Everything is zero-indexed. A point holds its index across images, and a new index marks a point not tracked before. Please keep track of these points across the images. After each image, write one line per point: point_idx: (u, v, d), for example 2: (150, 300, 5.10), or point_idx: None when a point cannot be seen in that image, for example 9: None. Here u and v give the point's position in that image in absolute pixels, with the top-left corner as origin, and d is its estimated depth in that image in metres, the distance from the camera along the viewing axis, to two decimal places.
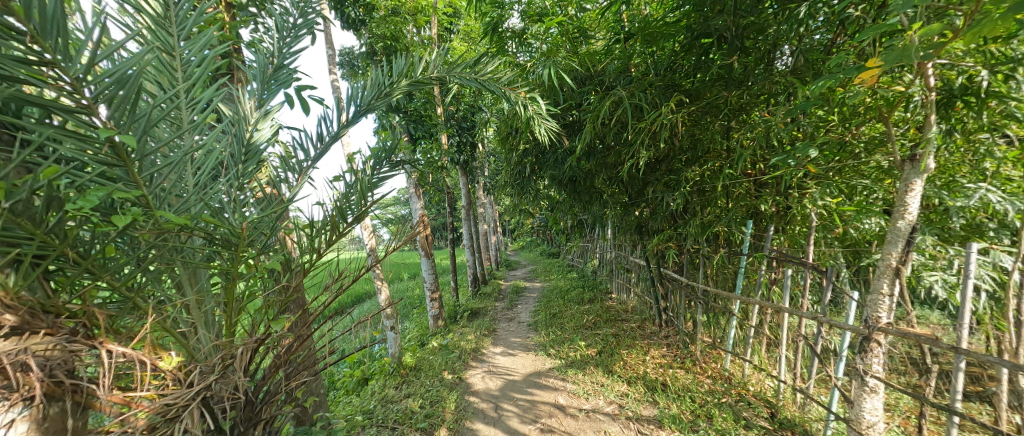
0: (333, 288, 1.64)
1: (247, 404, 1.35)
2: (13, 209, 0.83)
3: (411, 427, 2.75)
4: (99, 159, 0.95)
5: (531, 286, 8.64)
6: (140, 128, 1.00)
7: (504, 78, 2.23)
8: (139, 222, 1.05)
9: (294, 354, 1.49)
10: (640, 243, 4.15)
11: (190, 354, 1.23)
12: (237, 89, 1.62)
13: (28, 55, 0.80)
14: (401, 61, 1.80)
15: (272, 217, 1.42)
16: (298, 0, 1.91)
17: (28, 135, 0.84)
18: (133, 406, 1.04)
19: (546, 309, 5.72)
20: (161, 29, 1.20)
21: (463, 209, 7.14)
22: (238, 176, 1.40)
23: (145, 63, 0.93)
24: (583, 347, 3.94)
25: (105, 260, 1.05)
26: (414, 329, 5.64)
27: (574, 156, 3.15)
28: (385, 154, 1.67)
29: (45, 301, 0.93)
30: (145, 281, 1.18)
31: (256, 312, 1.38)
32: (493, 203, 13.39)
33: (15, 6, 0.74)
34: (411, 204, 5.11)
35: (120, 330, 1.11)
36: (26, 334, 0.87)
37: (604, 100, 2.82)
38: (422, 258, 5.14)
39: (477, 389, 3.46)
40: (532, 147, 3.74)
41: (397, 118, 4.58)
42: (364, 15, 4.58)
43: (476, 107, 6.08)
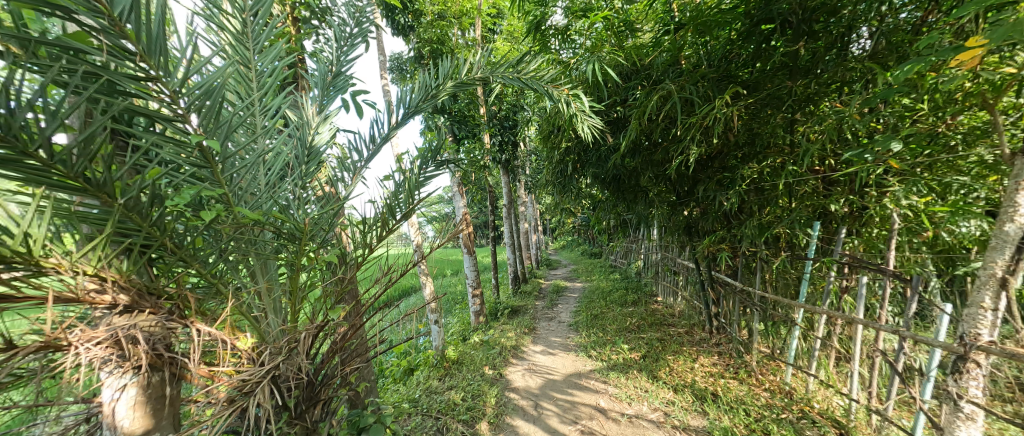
0: (383, 281, 1.73)
1: (309, 384, 1.48)
2: (126, 204, 0.98)
3: (453, 419, 2.83)
4: (191, 162, 1.10)
5: (572, 286, 8.52)
6: (224, 133, 1.13)
7: (547, 76, 2.22)
8: (222, 217, 1.18)
9: (348, 341, 1.60)
10: (689, 244, 3.94)
11: (262, 336, 1.36)
12: (301, 96, 1.76)
13: (137, 72, 0.92)
14: (447, 63, 1.86)
15: (330, 214, 1.53)
16: (353, 11, 2.04)
17: (138, 141, 0.98)
18: (215, 380, 1.17)
19: (588, 309, 5.62)
20: (240, 44, 1.34)
21: (504, 208, 7.21)
22: (302, 176, 1.53)
23: (229, 76, 1.06)
24: (626, 350, 3.83)
25: (195, 250, 1.20)
26: (456, 324, 5.80)
27: (618, 154, 3.06)
28: (430, 154, 1.74)
29: (149, 284, 1.08)
30: (226, 270, 1.32)
31: (316, 301, 1.50)
32: (534, 202, 13.39)
33: (129, 30, 0.87)
34: (454, 202, 5.24)
35: (206, 312, 1.25)
36: (135, 312, 1.01)
37: (652, 95, 2.71)
38: (465, 255, 5.26)
39: (517, 386, 3.49)
40: (574, 145, 3.69)
41: (442, 119, 4.72)
42: (413, 21, 4.79)
43: (518, 106, 6.12)
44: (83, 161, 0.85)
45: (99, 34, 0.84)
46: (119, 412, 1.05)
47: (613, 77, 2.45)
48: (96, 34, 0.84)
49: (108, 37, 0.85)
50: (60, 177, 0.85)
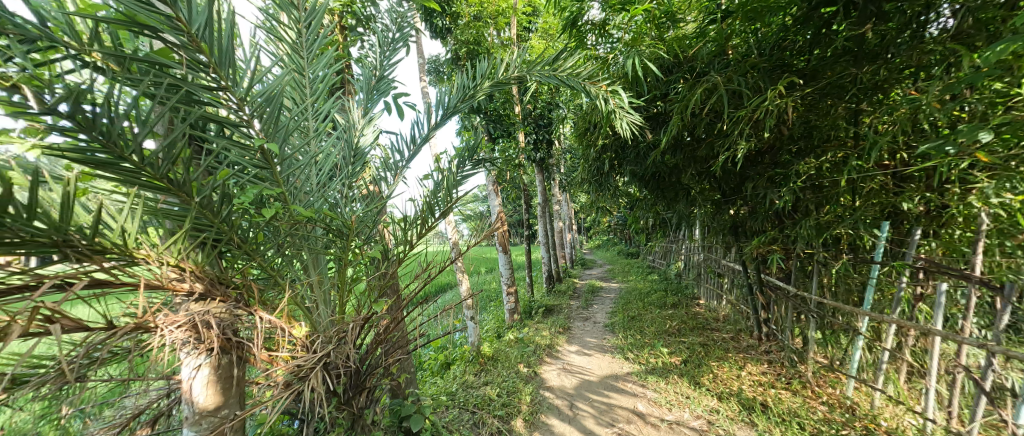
0: (422, 277, 1.80)
1: (356, 373, 1.56)
2: (201, 203, 1.09)
3: (489, 414, 2.88)
4: (254, 163, 1.20)
5: (608, 286, 8.34)
6: (282, 136, 1.23)
7: (585, 72, 2.18)
8: (280, 215, 1.28)
9: (391, 334, 1.68)
10: (735, 245, 3.73)
11: (314, 325, 1.46)
12: (347, 100, 1.86)
13: (210, 82, 1.02)
14: (483, 63, 1.88)
15: (374, 212, 1.60)
16: (395, 16, 2.12)
17: (211, 145, 1.08)
18: (275, 364, 1.27)
19: (625, 310, 5.47)
20: (296, 53, 1.44)
21: (539, 206, 7.19)
22: (348, 176, 1.61)
23: (286, 84, 1.15)
24: (666, 354, 3.69)
25: (257, 245, 1.31)
26: (491, 321, 5.88)
27: (659, 150, 2.95)
28: (468, 153, 1.77)
29: (219, 274, 1.19)
30: (283, 263, 1.43)
31: (361, 294, 1.58)
32: (569, 200, 13.24)
33: (204, 45, 0.96)
34: (489, 201, 5.30)
35: (267, 301, 1.37)
36: (208, 299, 1.12)
37: (695, 88, 2.59)
38: (500, 253, 5.30)
39: (552, 386, 3.48)
40: (612, 142, 3.60)
41: (478, 118, 4.77)
42: (450, 24, 4.90)
43: (553, 104, 6.08)
44: (167, 164, 0.95)
45: (179, 49, 0.93)
46: (195, 388, 1.17)
47: (654, 71, 2.36)
48: (177, 49, 0.93)
49: (187, 52, 0.94)
50: (150, 178, 0.97)
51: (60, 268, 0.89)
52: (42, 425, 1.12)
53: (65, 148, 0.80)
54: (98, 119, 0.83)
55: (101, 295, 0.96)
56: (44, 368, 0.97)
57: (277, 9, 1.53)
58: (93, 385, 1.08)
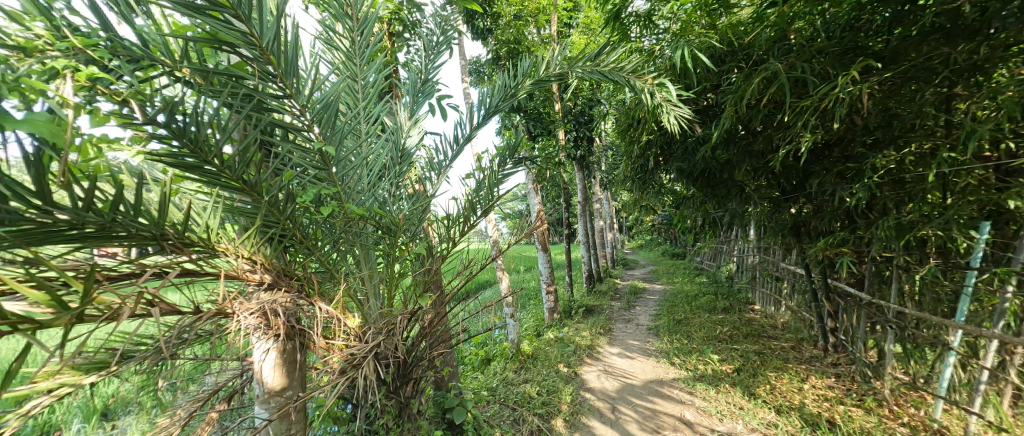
0: (464, 274, 1.84)
1: (403, 363, 1.64)
2: (269, 201, 1.19)
3: (529, 412, 2.88)
4: (314, 165, 1.30)
5: (652, 288, 8.02)
6: (337, 139, 1.31)
7: (629, 66, 2.10)
8: (335, 212, 1.38)
9: (435, 328, 1.74)
10: (796, 246, 3.43)
11: (366, 316, 1.54)
12: (395, 103, 1.96)
13: (277, 91, 1.12)
14: (525, 62, 1.89)
15: (420, 210, 1.67)
16: (439, 20, 2.18)
17: (278, 148, 1.19)
18: (331, 352, 1.34)
19: (670, 314, 5.24)
20: (350, 60, 1.54)
21: (579, 205, 7.06)
22: (396, 176, 1.68)
23: (341, 90, 1.23)
24: (716, 361, 3.48)
25: (316, 241, 1.41)
26: (530, 319, 5.88)
27: (709, 145, 2.78)
28: (509, 152, 1.79)
29: (284, 267, 1.30)
30: (338, 258, 1.53)
31: (407, 289, 1.65)
32: (610, 199, 12.91)
33: (273, 57, 1.05)
34: (529, 199, 5.29)
35: (325, 293, 1.46)
36: (275, 289, 1.22)
37: (752, 78, 2.41)
38: (539, 252, 5.28)
39: (593, 387, 3.42)
40: (657, 138, 3.45)
41: (518, 117, 4.78)
42: (491, 24, 4.95)
43: (594, 100, 5.94)
44: (242, 167, 1.05)
45: (252, 62, 1.03)
46: (265, 369, 1.31)
47: (705, 62, 2.22)
48: (251, 62, 1.03)
49: (258, 64, 1.04)
50: (227, 179, 1.08)
51: (157, 259, 1.01)
52: (143, 395, 1.30)
53: (162, 154, 0.92)
54: (187, 128, 0.94)
55: (189, 282, 1.08)
56: (144, 346, 1.11)
57: (333, 20, 1.64)
58: (182, 363, 1.23)
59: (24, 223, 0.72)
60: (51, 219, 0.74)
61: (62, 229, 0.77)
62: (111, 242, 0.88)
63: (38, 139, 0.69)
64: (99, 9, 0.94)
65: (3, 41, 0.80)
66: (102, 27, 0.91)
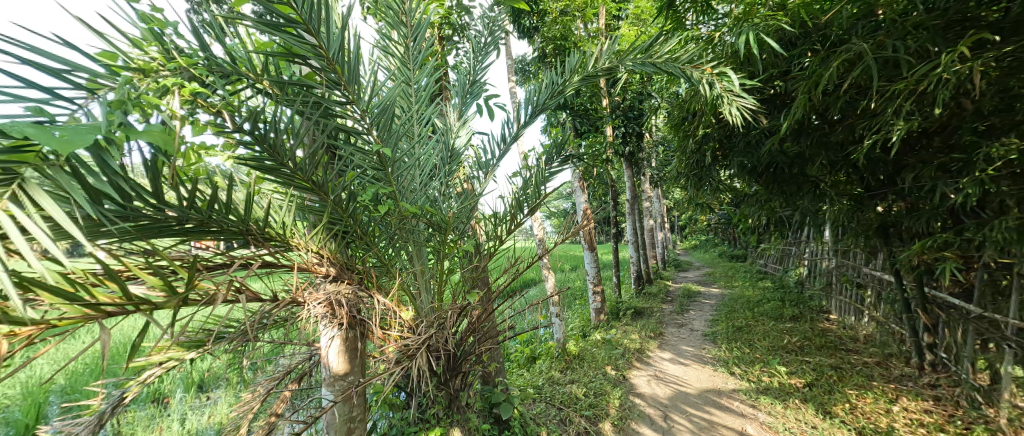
0: (511, 271, 1.86)
1: (452, 356, 1.69)
2: (334, 200, 1.29)
3: (576, 413, 2.84)
4: (372, 166, 1.38)
5: (708, 291, 7.52)
6: (393, 141, 1.38)
7: (685, 56, 1.97)
8: (391, 210, 1.46)
9: (482, 323, 1.77)
10: (883, 249, 3.03)
11: (418, 310, 1.61)
12: (445, 105, 2.02)
13: (340, 98, 1.20)
14: (573, 58, 1.86)
15: (468, 209, 1.71)
16: (488, 21, 2.21)
17: (341, 151, 1.28)
18: (387, 342, 1.41)
19: (729, 320, 4.89)
20: (405, 66, 1.61)
21: (627, 203, 6.81)
22: (445, 175, 1.74)
23: (396, 95, 1.30)
24: (783, 373, 3.19)
25: (374, 237, 1.50)
26: (577, 319, 5.79)
27: (776, 137, 2.55)
28: (556, 150, 1.78)
29: (347, 261, 1.40)
30: (393, 254, 1.61)
31: (456, 285, 1.70)
32: (661, 196, 12.32)
33: (338, 67, 1.13)
34: (575, 197, 5.19)
35: (382, 286, 1.55)
36: (339, 282, 1.31)
37: (830, 61, 2.17)
38: (586, 251, 5.18)
39: (643, 392, 3.29)
40: (715, 131, 3.23)
41: (564, 114, 4.71)
42: (538, 22, 4.93)
43: (645, 93, 5.70)
44: (312, 168, 1.16)
45: (320, 72, 1.11)
46: (330, 354, 1.43)
47: (774, 46, 1.98)
48: (319, 72, 1.11)
49: (325, 74, 1.12)
50: (299, 180, 1.18)
51: (242, 251, 1.14)
52: (231, 372, 1.47)
53: (247, 159, 1.03)
54: (267, 134, 1.04)
55: (269, 273, 1.21)
56: (232, 328, 1.25)
57: (389, 29, 1.73)
58: (261, 345, 1.37)
59: (142, 219, 0.84)
60: (163, 216, 0.87)
61: (171, 224, 0.90)
62: (207, 236, 1.01)
63: (153, 147, 0.81)
64: (199, 32, 1.07)
65: (127, 64, 0.94)
66: (201, 48, 1.04)
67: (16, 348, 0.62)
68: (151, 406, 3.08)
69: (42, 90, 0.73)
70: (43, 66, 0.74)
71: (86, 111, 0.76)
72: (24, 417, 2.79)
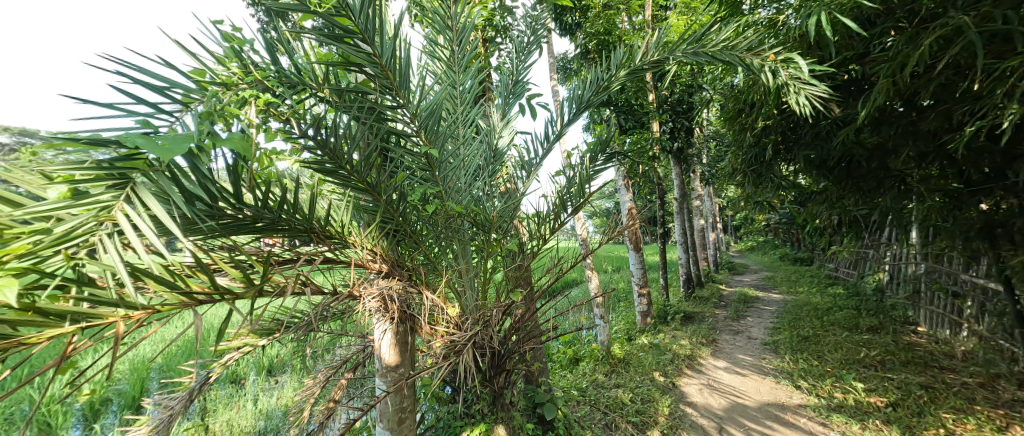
0: (554, 271, 1.84)
1: (496, 353, 1.71)
2: (386, 200, 1.36)
3: (622, 418, 2.75)
4: (421, 166, 1.44)
5: (768, 297, 6.95)
6: (440, 142, 1.43)
7: (744, 43, 1.83)
8: (438, 210, 1.50)
9: (526, 323, 1.77)
10: (989, 253, 2.62)
11: (464, 307, 1.64)
12: (488, 106, 2.05)
13: (392, 103, 1.26)
14: (618, 52, 1.80)
15: (512, 208, 1.72)
16: (530, 21, 2.21)
17: (392, 153, 1.34)
18: (434, 337, 1.46)
19: (793, 328, 4.48)
20: (451, 69, 1.65)
21: (676, 202, 6.47)
22: (489, 175, 1.76)
23: (443, 98, 1.33)
24: (860, 391, 2.86)
25: (422, 236, 1.56)
26: (621, 322, 5.61)
27: (852, 127, 2.29)
28: (600, 147, 1.73)
29: (398, 258, 1.47)
30: (439, 252, 1.66)
31: (500, 284, 1.71)
32: (714, 195, 11.58)
33: (390, 72, 1.19)
34: (620, 196, 5.02)
35: (430, 283, 1.61)
36: (391, 277, 1.38)
37: (919, 39, 1.91)
38: (631, 252, 5.00)
39: (695, 401, 3.12)
40: (777, 122, 2.98)
41: (608, 110, 4.59)
42: (580, 18, 4.84)
43: (696, 86, 5.40)
44: (367, 170, 1.23)
45: (374, 79, 1.18)
46: (383, 347, 1.51)
47: (851, 25, 1.77)
48: (373, 79, 1.18)
49: (378, 80, 1.19)
50: (355, 181, 1.26)
51: (306, 248, 1.23)
52: (296, 359, 1.60)
53: (311, 162, 1.12)
54: (328, 139, 1.13)
55: (330, 268, 1.30)
56: (297, 318, 1.36)
57: (436, 34, 1.78)
58: (322, 335, 1.48)
59: (225, 217, 0.94)
60: (243, 215, 0.97)
61: (248, 222, 0.99)
62: (276, 233, 1.11)
63: (234, 153, 0.90)
64: (270, 47, 1.17)
65: (213, 79, 1.06)
66: (272, 62, 1.14)
67: (130, 330, 0.70)
68: (229, 386, 3.44)
69: (149, 106, 0.84)
70: (150, 85, 0.86)
71: (182, 123, 0.87)
72: (131, 389, 3.24)
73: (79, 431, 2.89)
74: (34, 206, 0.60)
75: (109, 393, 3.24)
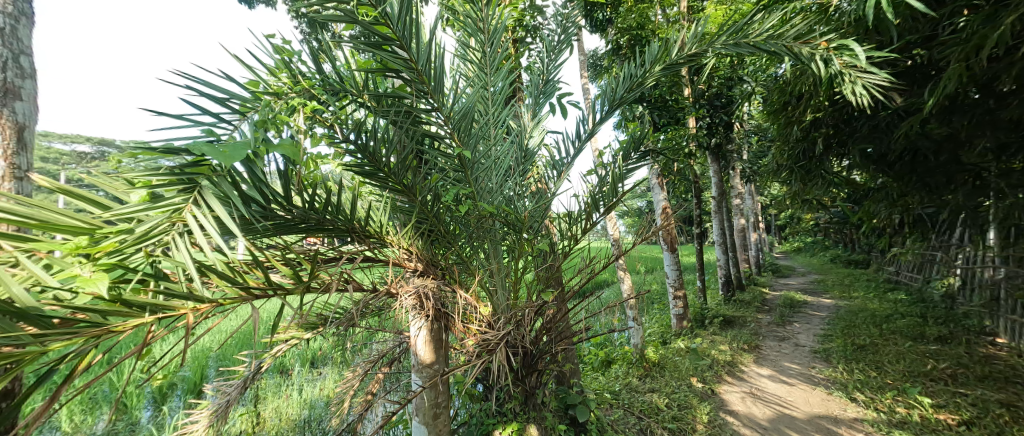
0: (586, 271, 1.82)
1: (528, 353, 1.71)
2: (421, 201, 1.40)
3: (657, 424, 2.67)
4: (454, 167, 1.47)
5: (817, 301, 6.49)
6: (473, 143, 1.45)
7: (792, 31, 1.71)
8: (470, 210, 1.53)
9: (558, 323, 1.76)
10: None
11: (496, 306, 1.65)
12: (519, 106, 2.06)
13: (426, 106, 1.30)
14: (653, 46, 1.74)
15: (543, 208, 1.72)
16: (561, 19, 2.19)
17: (427, 155, 1.38)
18: (467, 336, 1.48)
19: (847, 336, 4.16)
20: (482, 72, 1.67)
21: (714, 200, 6.19)
22: (520, 175, 1.77)
23: (476, 100, 1.35)
24: (926, 406, 2.61)
25: (455, 235, 1.60)
26: (656, 324, 5.43)
27: (917, 118, 2.10)
28: (634, 145, 1.69)
29: (432, 258, 1.51)
30: (471, 252, 1.68)
31: (530, 283, 1.68)
32: (756, 193, 10.97)
33: (426, 76, 1.22)
34: (654, 194, 4.87)
35: (462, 282, 1.64)
36: (426, 276, 1.42)
37: (999, 18, 1.72)
38: (665, 252, 4.84)
39: (736, 410, 2.98)
40: (828, 114, 2.78)
41: (641, 107, 4.46)
42: (612, 14, 4.73)
43: (736, 78, 5.13)
44: (403, 172, 1.28)
45: (411, 84, 1.22)
46: (418, 343, 1.56)
47: (916, 6, 1.61)
48: (410, 84, 1.22)
49: (414, 85, 1.23)
50: (393, 182, 1.31)
51: (347, 247, 1.30)
52: (338, 352, 1.69)
53: (352, 165, 1.18)
54: (368, 143, 1.18)
55: (369, 266, 1.36)
56: (339, 314, 1.44)
57: (467, 37, 1.81)
58: (360, 331, 1.54)
59: (276, 218, 1.01)
60: (291, 215, 1.04)
61: (296, 222, 1.06)
62: (321, 233, 1.17)
63: (285, 157, 0.96)
64: (316, 57, 1.24)
65: (265, 89, 1.14)
66: (317, 71, 1.21)
67: (198, 321, 0.77)
68: (277, 376, 3.67)
69: (211, 115, 0.91)
70: (212, 96, 0.93)
71: (240, 130, 0.94)
72: (193, 376, 3.54)
73: (150, 411, 3.19)
74: (120, 209, 0.68)
75: (174, 378, 3.55)
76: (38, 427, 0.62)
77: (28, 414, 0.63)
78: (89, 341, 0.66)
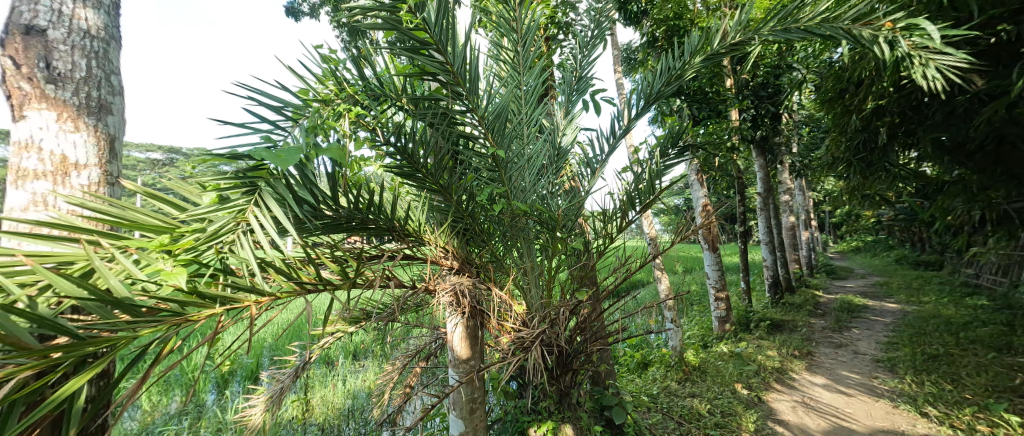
0: (621, 271, 1.78)
1: (561, 352, 1.71)
2: (457, 200, 1.44)
3: (698, 430, 2.56)
4: (488, 167, 1.49)
5: (880, 306, 5.95)
6: (507, 143, 1.46)
7: (850, 12, 1.58)
8: (504, 209, 1.55)
9: (592, 323, 1.74)
10: None
11: (530, 305, 1.66)
12: (552, 104, 2.04)
13: (461, 107, 1.32)
14: (692, 37, 1.67)
15: (577, 206, 1.70)
16: (594, 14, 2.14)
17: (462, 155, 1.41)
18: (502, 332, 1.49)
19: (915, 345, 3.78)
20: (515, 71, 1.68)
21: (760, 197, 5.82)
22: (553, 174, 1.76)
23: (509, 99, 1.36)
24: (1014, 425, 2.33)
25: (489, 234, 1.62)
26: (696, 327, 5.21)
27: (1002, 102, 1.87)
28: (672, 140, 1.63)
29: (467, 256, 1.54)
30: (505, 250, 1.69)
31: (564, 283, 1.67)
32: (807, 188, 10.21)
33: (461, 78, 1.25)
34: (693, 191, 4.66)
35: (496, 279, 1.65)
36: (462, 273, 1.45)
37: None
38: (706, 251, 4.62)
39: (786, 419, 2.80)
40: (893, 101, 2.54)
41: (679, 100, 4.28)
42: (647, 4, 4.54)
43: (784, 66, 4.79)
44: (440, 172, 1.32)
45: (447, 86, 1.25)
46: (454, 339, 1.60)
47: None
48: (445, 87, 1.25)
49: (450, 87, 1.26)
50: (430, 182, 1.36)
51: (388, 245, 1.35)
52: (379, 346, 1.76)
53: (393, 167, 1.23)
54: (407, 144, 1.23)
55: (408, 263, 1.41)
56: (380, 309, 1.51)
57: (500, 37, 1.82)
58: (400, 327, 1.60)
59: (325, 217, 1.08)
60: (338, 215, 1.10)
61: (342, 221, 1.13)
62: (365, 231, 1.24)
63: (332, 160, 1.03)
64: (358, 64, 1.30)
65: (314, 96, 1.22)
66: (360, 77, 1.27)
67: (260, 312, 0.84)
68: (323, 366, 3.89)
69: (268, 123, 0.99)
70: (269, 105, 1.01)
71: (293, 136, 1.01)
72: (249, 364, 3.83)
73: (214, 395, 3.49)
74: (195, 210, 0.77)
75: (233, 365, 3.86)
76: (132, 403, 0.71)
77: (123, 391, 0.72)
78: (171, 328, 0.74)
